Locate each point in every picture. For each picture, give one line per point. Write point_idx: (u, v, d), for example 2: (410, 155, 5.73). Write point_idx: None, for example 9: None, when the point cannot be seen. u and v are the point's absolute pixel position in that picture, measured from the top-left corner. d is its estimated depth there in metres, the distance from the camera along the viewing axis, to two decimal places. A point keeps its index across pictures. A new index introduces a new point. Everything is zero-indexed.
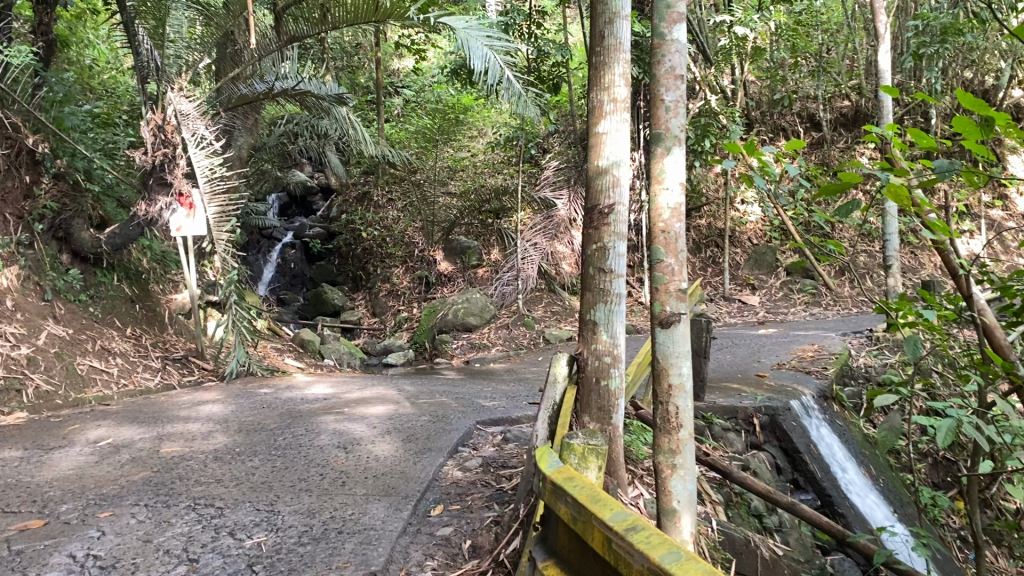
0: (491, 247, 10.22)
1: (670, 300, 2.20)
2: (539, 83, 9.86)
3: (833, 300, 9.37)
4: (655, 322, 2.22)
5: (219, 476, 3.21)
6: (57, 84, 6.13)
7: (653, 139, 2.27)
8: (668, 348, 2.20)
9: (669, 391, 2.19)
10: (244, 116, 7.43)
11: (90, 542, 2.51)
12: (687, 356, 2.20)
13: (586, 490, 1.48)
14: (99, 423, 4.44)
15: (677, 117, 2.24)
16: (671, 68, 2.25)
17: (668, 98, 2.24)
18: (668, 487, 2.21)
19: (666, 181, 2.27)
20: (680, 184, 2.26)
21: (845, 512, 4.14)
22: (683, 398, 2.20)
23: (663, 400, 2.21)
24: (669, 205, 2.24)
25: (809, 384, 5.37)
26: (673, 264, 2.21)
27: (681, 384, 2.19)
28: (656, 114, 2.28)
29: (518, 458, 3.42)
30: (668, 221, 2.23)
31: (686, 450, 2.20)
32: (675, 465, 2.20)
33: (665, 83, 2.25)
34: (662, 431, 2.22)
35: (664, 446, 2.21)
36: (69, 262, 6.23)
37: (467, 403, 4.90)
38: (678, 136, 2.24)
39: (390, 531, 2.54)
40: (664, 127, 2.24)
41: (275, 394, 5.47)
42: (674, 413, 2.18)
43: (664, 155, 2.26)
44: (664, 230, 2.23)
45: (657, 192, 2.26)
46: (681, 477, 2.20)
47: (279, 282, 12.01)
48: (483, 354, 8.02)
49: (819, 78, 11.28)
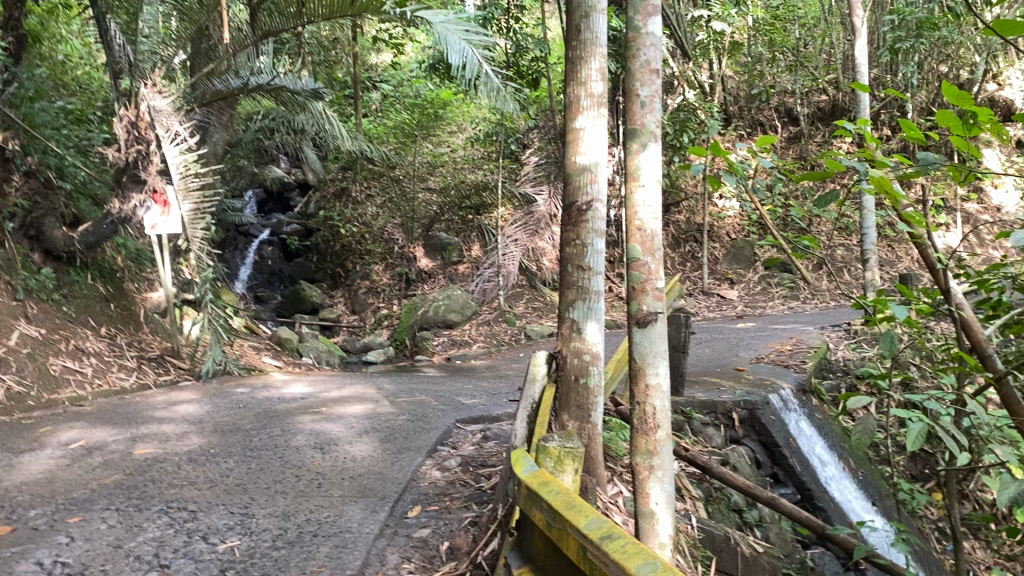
0: (471, 242, 10.24)
1: (648, 299, 2.19)
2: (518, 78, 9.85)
3: (811, 293, 9.42)
4: (632, 321, 2.20)
5: (193, 478, 3.16)
6: (28, 79, 6.03)
7: (629, 136, 2.24)
8: (644, 348, 2.17)
9: (645, 392, 2.17)
10: (219, 112, 7.36)
11: (58, 548, 2.45)
12: (663, 356, 2.18)
13: (561, 495, 1.45)
14: (72, 425, 4.37)
15: (653, 112, 2.21)
16: (647, 62, 2.22)
17: (643, 93, 2.21)
18: (644, 489, 2.18)
19: (643, 178, 2.23)
20: (658, 181, 2.22)
21: (824, 506, 4.20)
22: (660, 398, 2.17)
23: (639, 401, 2.18)
24: (646, 203, 2.21)
25: (788, 377, 5.39)
26: (650, 262, 2.20)
27: (657, 384, 2.17)
28: (631, 109, 2.25)
29: (497, 456, 3.39)
30: (644, 218, 2.20)
31: (664, 451, 2.17)
32: (652, 466, 2.17)
33: (640, 77, 2.22)
34: (639, 432, 2.19)
35: (641, 447, 2.19)
36: (41, 261, 6.13)
37: (446, 401, 4.85)
38: (654, 131, 2.21)
39: (366, 534, 2.50)
40: (640, 123, 2.21)
41: (251, 393, 5.41)
42: (651, 414, 2.16)
43: (640, 151, 2.22)
44: (640, 228, 2.20)
45: (633, 189, 2.22)
46: (658, 479, 2.18)
47: (257, 279, 11.88)
48: (464, 350, 7.99)
49: (796, 73, 11.27)
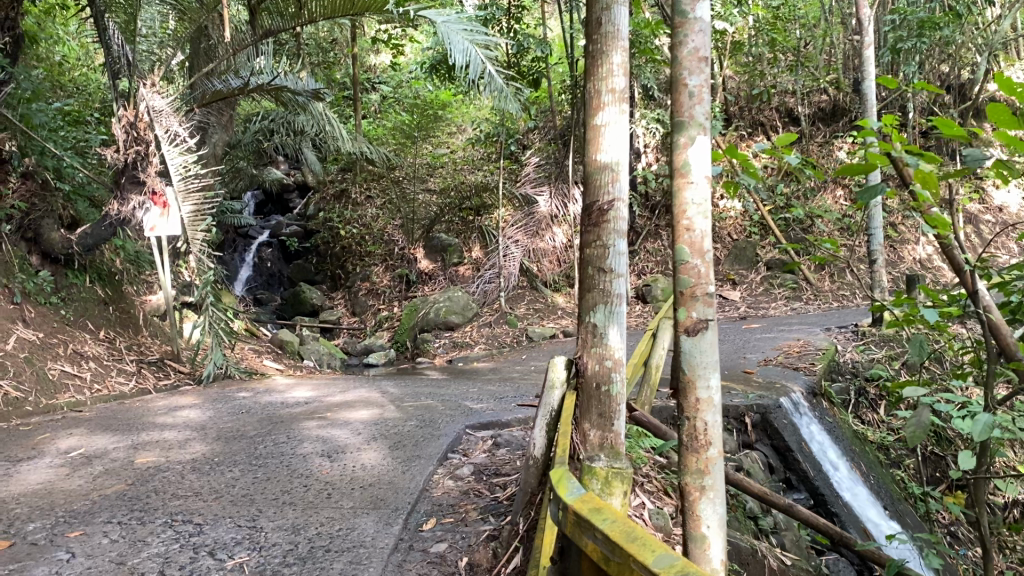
0: (472, 244, 10.05)
1: (697, 305, 1.85)
2: (519, 78, 9.81)
3: (813, 294, 9.36)
4: (679, 330, 1.87)
5: (198, 489, 3.06)
6: (25, 80, 5.95)
7: (675, 130, 1.93)
8: (693, 358, 1.83)
9: (695, 406, 1.82)
10: (219, 113, 7.27)
11: (58, 566, 2.35)
12: (715, 367, 1.84)
13: (616, 524, 1.29)
14: (71, 432, 4.26)
15: (703, 103, 1.90)
16: (695, 49, 1.91)
17: (691, 83, 1.89)
18: (695, 511, 1.83)
19: (692, 174, 1.92)
20: (708, 178, 1.91)
21: (839, 512, 4.12)
22: (712, 413, 1.83)
23: (688, 417, 1.84)
24: (696, 201, 1.90)
25: (797, 380, 5.28)
26: (699, 265, 1.88)
27: (709, 398, 1.83)
28: (678, 99, 1.94)
29: (511, 465, 3.31)
30: (693, 218, 1.89)
31: (716, 469, 1.83)
32: (704, 486, 1.83)
33: (687, 65, 1.91)
34: (688, 449, 1.85)
35: (691, 465, 1.84)
36: (39, 264, 6.02)
37: (454, 406, 4.74)
38: (704, 124, 1.90)
39: (381, 549, 2.41)
40: (687, 114, 1.90)
41: (253, 398, 5.31)
42: (702, 430, 1.81)
43: (687, 146, 1.90)
44: (688, 229, 1.89)
45: (683, 187, 1.91)
46: (710, 500, 1.83)
47: (256, 282, 11.73)
48: (465, 353, 7.89)
49: (798, 73, 11.13)
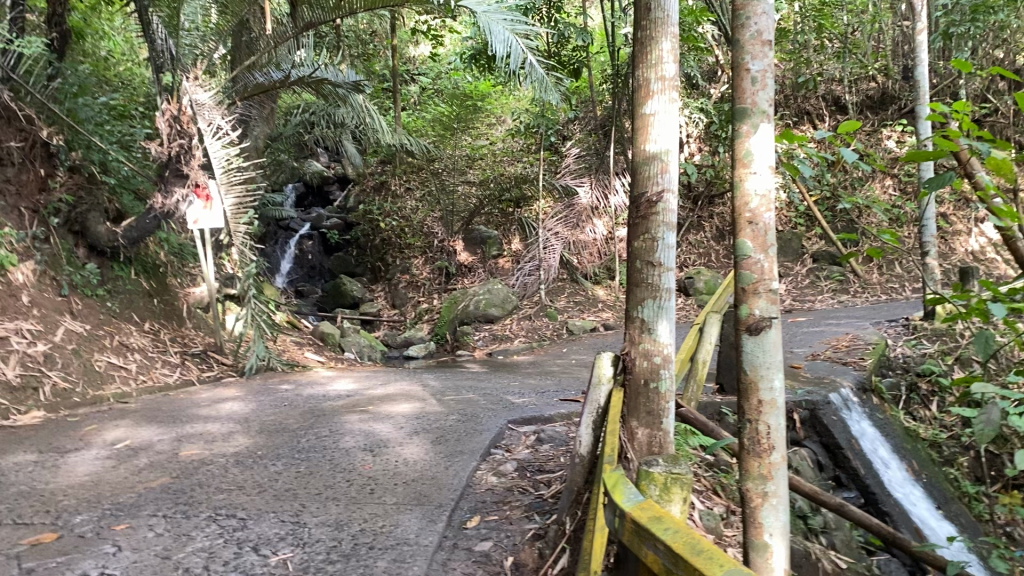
0: (511, 236, 10.16)
1: (760, 302, 1.80)
2: (560, 68, 9.73)
3: (861, 287, 9.14)
4: (741, 328, 1.83)
5: (241, 483, 3.05)
6: (71, 75, 6.08)
7: (736, 117, 1.87)
8: (756, 358, 1.80)
9: (758, 408, 1.80)
10: (261, 105, 7.31)
11: (104, 559, 2.34)
12: (780, 368, 1.80)
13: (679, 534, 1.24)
14: (117, 423, 4.30)
15: (766, 90, 1.83)
16: (758, 32, 1.83)
17: (754, 68, 1.83)
18: (757, 519, 1.81)
19: (754, 164, 1.86)
20: (773, 167, 1.85)
21: (891, 511, 3.99)
22: (776, 415, 1.80)
23: (750, 420, 1.81)
24: (759, 191, 1.83)
25: (846, 376, 5.14)
26: (763, 260, 1.82)
27: (771, 400, 1.79)
28: (739, 85, 1.87)
29: (555, 461, 3.25)
30: (757, 209, 1.83)
31: (780, 475, 1.80)
32: (766, 492, 1.80)
33: (750, 50, 1.84)
34: (750, 453, 1.82)
35: (753, 470, 1.81)
36: (85, 257, 6.10)
37: (495, 400, 4.69)
38: (767, 111, 1.83)
39: (425, 547, 2.37)
40: (750, 101, 1.83)
41: (296, 391, 5.30)
42: (765, 434, 1.79)
43: (750, 133, 1.85)
44: (752, 220, 1.83)
45: (744, 176, 1.86)
46: (773, 507, 1.80)
47: (296, 274, 11.75)
48: (505, 346, 7.84)
49: (845, 60, 10.76)
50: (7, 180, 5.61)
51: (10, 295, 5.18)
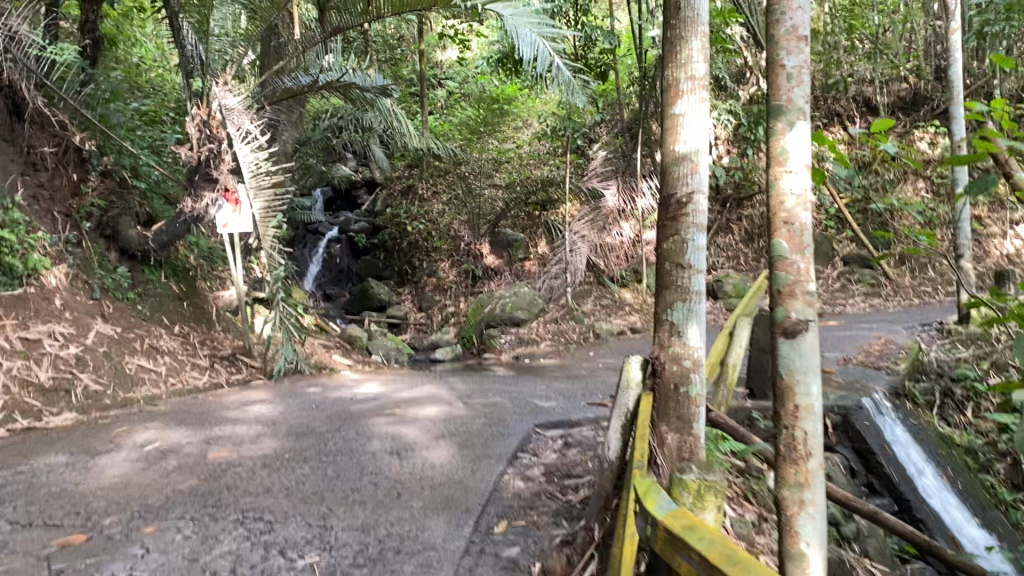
0: (538, 239, 10.25)
1: (797, 304, 1.77)
2: (587, 71, 9.69)
3: (893, 290, 8.99)
4: (777, 331, 1.79)
5: (268, 486, 3.05)
6: (104, 80, 6.25)
7: (771, 114, 1.84)
8: (793, 362, 1.76)
9: (794, 413, 1.75)
10: (289, 110, 7.34)
11: (133, 562, 2.35)
12: (816, 372, 1.76)
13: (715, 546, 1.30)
14: (147, 425, 4.33)
15: (802, 85, 1.80)
16: (794, 26, 1.80)
17: (789, 64, 1.80)
18: (793, 527, 1.76)
19: (790, 162, 1.84)
20: (808, 166, 1.83)
21: (926, 518, 3.90)
22: (813, 420, 1.76)
23: (786, 425, 1.77)
24: (795, 191, 1.81)
25: (879, 381, 5.05)
26: (799, 261, 1.80)
27: (809, 405, 1.74)
28: (774, 82, 1.84)
29: (582, 466, 3.22)
30: (793, 208, 1.81)
31: (817, 483, 1.75)
32: (803, 500, 1.75)
33: (785, 45, 1.81)
34: (786, 459, 1.78)
35: (790, 477, 1.77)
36: (117, 260, 6.16)
37: (522, 404, 4.67)
38: (803, 108, 1.80)
39: (452, 552, 2.36)
40: (786, 98, 1.80)
41: (323, 394, 5.31)
42: (802, 440, 1.74)
43: (785, 131, 1.81)
44: (788, 220, 1.81)
45: (779, 175, 1.83)
46: (810, 515, 1.75)
47: (326, 277, 11.53)
48: (532, 349, 7.82)
49: (876, 61, 10.62)
50: (41, 184, 5.79)
51: (43, 298, 5.24)
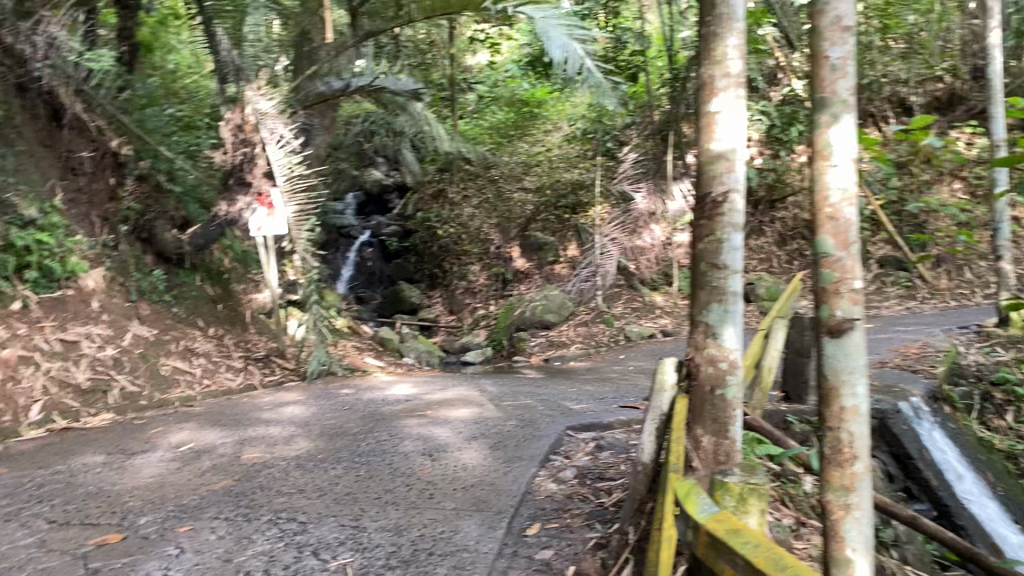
0: (568, 241, 9.93)
1: (843, 303, 1.75)
2: (618, 72, 9.65)
3: (930, 293, 8.84)
4: (822, 330, 1.78)
5: (301, 487, 3.06)
6: (142, 86, 6.48)
7: (816, 108, 1.82)
8: (838, 363, 1.74)
9: (840, 416, 1.73)
10: (322, 114, 7.40)
11: (168, 561, 2.36)
12: (862, 373, 1.74)
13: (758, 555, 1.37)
14: (182, 426, 4.37)
15: (847, 77, 1.78)
16: (838, 17, 1.78)
17: (834, 55, 1.77)
18: (839, 532, 1.76)
19: (834, 156, 1.81)
20: (853, 160, 1.79)
21: (965, 525, 3.84)
22: (859, 422, 1.74)
23: (831, 428, 1.75)
24: (840, 186, 1.78)
25: (917, 383, 4.96)
26: (845, 258, 1.76)
27: (855, 407, 1.73)
28: (818, 73, 1.82)
29: (616, 469, 3.19)
30: (838, 204, 1.77)
31: (863, 487, 1.75)
32: (849, 505, 1.75)
33: (830, 36, 1.79)
34: (831, 463, 1.76)
35: (835, 481, 1.76)
36: (153, 263, 6.23)
37: (554, 407, 4.65)
38: (848, 100, 1.78)
39: (485, 554, 2.34)
40: (831, 90, 1.78)
41: (355, 396, 5.32)
42: (848, 443, 1.73)
43: (830, 125, 1.79)
44: (834, 216, 1.77)
45: (823, 169, 1.81)
46: (857, 519, 1.75)
47: (357, 281, 11.58)
48: (562, 352, 7.79)
49: (911, 61, 10.46)
50: (80, 189, 5.88)
51: (80, 301, 5.31)
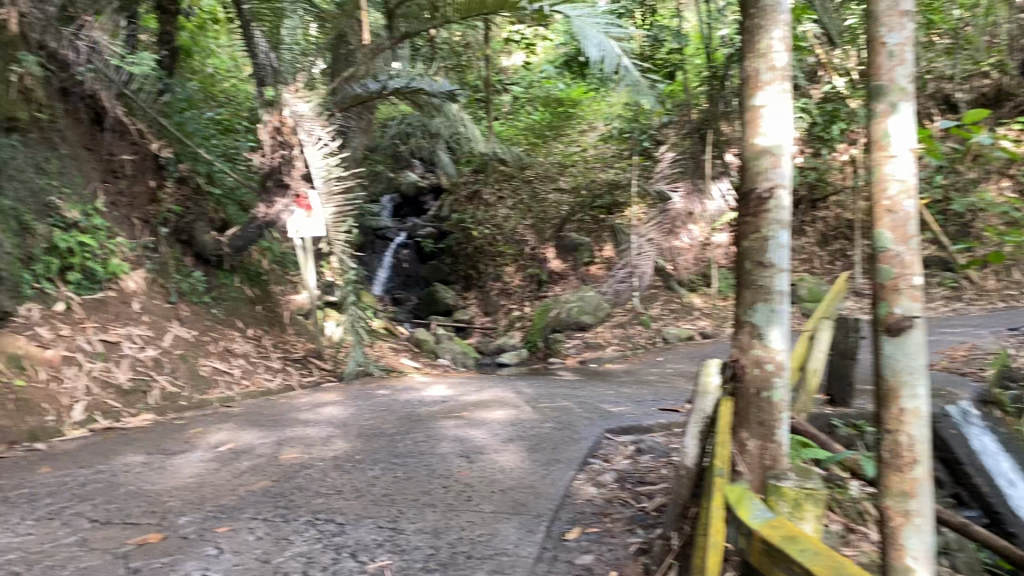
0: (603, 242, 10.08)
1: (903, 300, 1.72)
2: (654, 71, 9.55)
3: (976, 294, 8.62)
4: (880, 328, 1.75)
5: (340, 487, 3.05)
6: (181, 90, 6.50)
7: (873, 96, 1.81)
8: (898, 362, 1.71)
9: (899, 418, 1.72)
10: (359, 116, 7.44)
11: (207, 562, 2.36)
12: (923, 373, 1.71)
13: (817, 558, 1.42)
14: (221, 426, 4.39)
15: (904, 64, 1.77)
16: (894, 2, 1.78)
17: (891, 41, 1.77)
18: (898, 539, 1.75)
19: (891, 147, 1.79)
20: (912, 150, 1.78)
21: (1018, 531, 3.69)
22: (919, 425, 1.72)
23: (889, 430, 1.74)
24: (897, 176, 1.76)
25: (966, 387, 4.83)
26: (904, 253, 1.73)
27: (915, 409, 1.71)
28: (874, 60, 1.81)
29: (656, 473, 3.13)
30: (896, 196, 1.75)
31: (924, 492, 1.73)
32: (909, 512, 1.74)
33: (886, 22, 1.78)
34: (890, 467, 1.75)
35: (894, 487, 1.75)
36: (193, 265, 6.27)
37: (592, 409, 4.59)
38: (906, 89, 1.77)
39: (525, 558, 2.31)
40: (888, 78, 1.77)
41: (392, 396, 5.31)
42: (907, 447, 1.71)
43: (887, 115, 1.78)
44: (891, 209, 1.75)
45: (881, 161, 1.79)
46: (917, 527, 1.74)
47: (393, 282, 11.49)
48: (599, 354, 7.73)
49: (956, 56, 10.17)
50: (121, 191, 5.95)
51: (121, 301, 5.36)
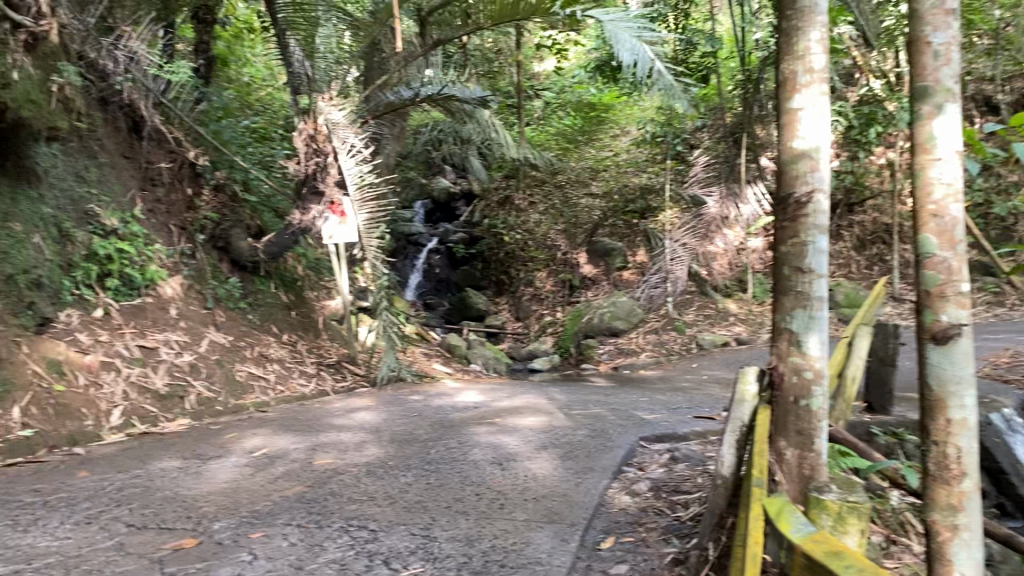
0: (636, 248, 9.77)
1: (949, 307, 1.68)
2: (688, 75, 9.44)
3: (1019, 299, 8.43)
4: (926, 336, 1.72)
5: (373, 494, 3.05)
6: (218, 98, 6.69)
7: (917, 97, 1.76)
8: (945, 371, 1.67)
9: (946, 429, 1.68)
10: (392, 123, 7.47)
11: (241, 567, 2.37)
12: (970, 383, 1.67)
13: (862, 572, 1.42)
14: (256, 431, 4.43)
15: (950, 65, 1.72)
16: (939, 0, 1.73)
17: (936, 40, 1.72)
18: (946, 554, 1.71)
19: (936, 150, 1.75)
20: (958, 152, 1.73)
21: None
22: (966, 436, 1.68)
23: (936, 441, 1.70)
24: (943, 179, 1.72)
25: (1010, 395, 4.72)
26: (950, 259, 1.69)
27: (963, 419, 1.67)
28: (918, 61, 1.77)
29: (692, 482, 3.09)
30: (941, 200, 1.71)
31: (971, 506, 1.69)
32: (956, 526, 1.70)
33: (932, 21, 1.73)
34: (937, 480, 1.71)
35: (941, 500, 1.71)
36: (229, 271, 6.34)
37: (626, 416, 4.55)
38: (952, 90, 1.72)
39: (558, 567, 2.29)
40: (933, 79, 1.73)
41: (425, 402, 5.31)
42: (955, 459, 1.67)
43: (932, 116, 1.74)
44: (936, 214, 1.71)
45: (926, 164, 1.75)
46: (965, 542, 1.70)
47: (425, 288, 11.45)
48: (632, 360, 7.67)
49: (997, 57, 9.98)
50: (158, 199, 6.01)
51: (158, 307, 5.42)
